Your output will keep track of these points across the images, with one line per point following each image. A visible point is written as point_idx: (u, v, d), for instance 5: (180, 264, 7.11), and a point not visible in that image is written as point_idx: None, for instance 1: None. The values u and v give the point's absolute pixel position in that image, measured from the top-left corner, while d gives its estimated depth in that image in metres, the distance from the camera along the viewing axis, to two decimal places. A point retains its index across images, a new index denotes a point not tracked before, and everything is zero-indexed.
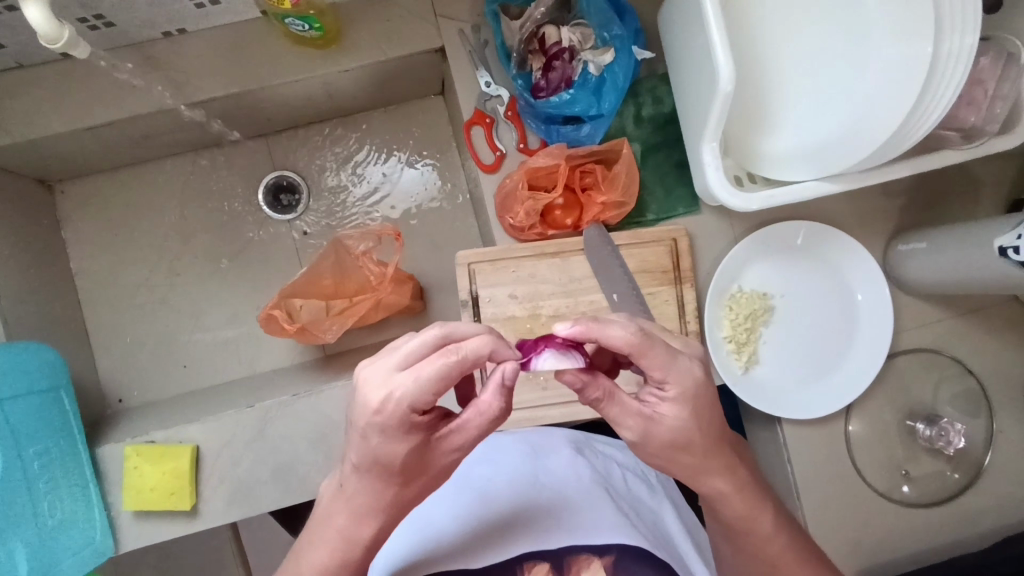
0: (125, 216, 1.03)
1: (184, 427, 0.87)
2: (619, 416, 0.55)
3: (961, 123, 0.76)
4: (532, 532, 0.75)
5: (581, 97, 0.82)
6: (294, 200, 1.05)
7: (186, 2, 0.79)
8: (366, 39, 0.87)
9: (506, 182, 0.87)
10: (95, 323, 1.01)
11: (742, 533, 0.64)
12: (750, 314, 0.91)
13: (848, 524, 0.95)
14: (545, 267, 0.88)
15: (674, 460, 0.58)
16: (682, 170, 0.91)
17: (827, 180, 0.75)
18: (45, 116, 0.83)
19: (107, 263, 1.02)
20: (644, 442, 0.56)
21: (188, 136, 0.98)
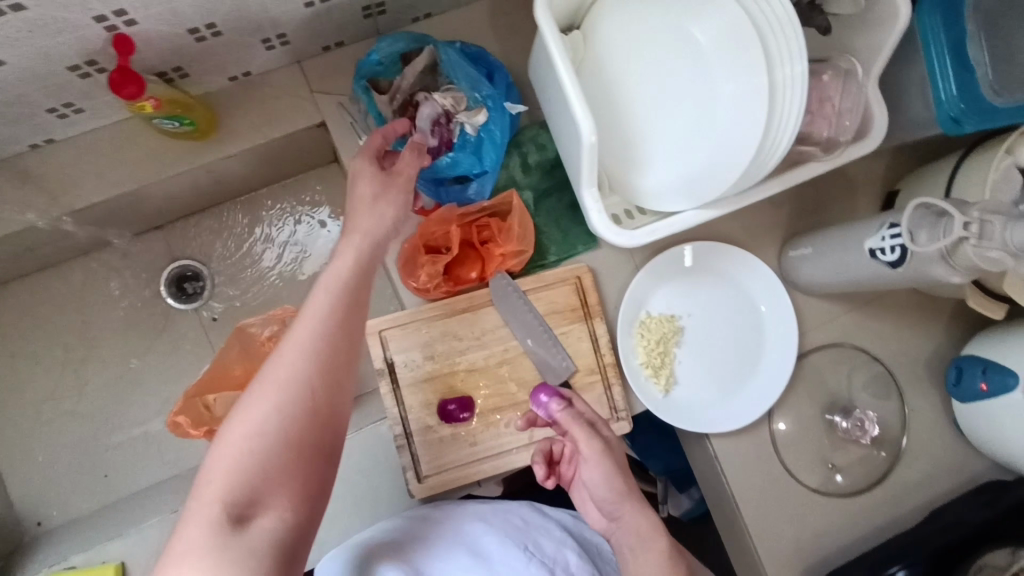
0: (22, 330, 0.99)
1: (104, 545, 0.83)
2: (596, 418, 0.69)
3: (818, 137, 0.81)
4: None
5: (462, 158, 0.84)
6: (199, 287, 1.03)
7: (47, 115, 0.78)
8: (243, 124, 0.88)
9: (404, 247, 0.87)
10: (1, 445, 0.97)
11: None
12: (662, 337, 0.93)
13: (790, 524, 0.98)
14: (456, 323, 0.89)
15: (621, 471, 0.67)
16: (576, 210, 0.93)
17: (705, 207, 0.79)
18: None
19: (8, 380, 0.98)
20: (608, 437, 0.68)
21: (78, 240, 0.95)
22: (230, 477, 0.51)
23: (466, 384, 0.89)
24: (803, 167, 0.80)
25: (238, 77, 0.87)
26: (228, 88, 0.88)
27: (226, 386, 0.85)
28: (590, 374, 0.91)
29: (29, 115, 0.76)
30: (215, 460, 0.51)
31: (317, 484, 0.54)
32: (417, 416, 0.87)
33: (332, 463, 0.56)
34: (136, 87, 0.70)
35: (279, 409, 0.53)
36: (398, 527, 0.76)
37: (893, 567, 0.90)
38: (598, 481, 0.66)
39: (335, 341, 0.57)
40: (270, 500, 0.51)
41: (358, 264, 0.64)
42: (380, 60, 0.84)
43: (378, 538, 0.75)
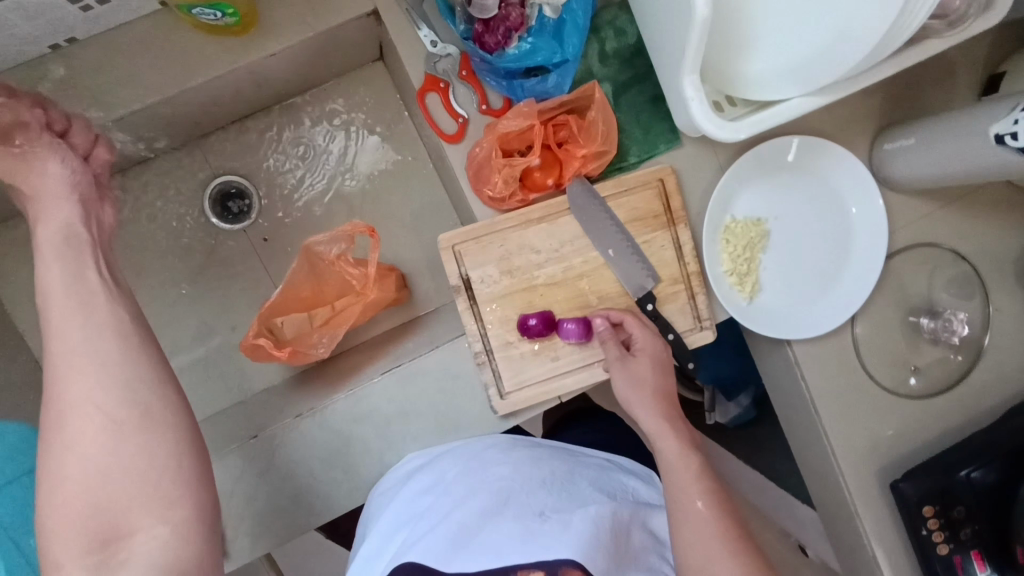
0: None
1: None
2: (646, 347, 0.82)
3: (945, 9, 0.70)
4: (521, 539, 0.70)
5: (542, 45, 0.74)
6: (245, 205, 0.96)
7: (70, 9, 0.67)
8: (286, 15, 0.78)
9: (476, 151, 0.80)
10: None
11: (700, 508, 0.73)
12: (748, 242, 0.89)
13: (864, 425, 0.98)
14: (533, 234, 0.84)
15: (659, 377, 0.81)
16: (658, 104, 0.85)
17: (810, 96, 0.73)
18: None
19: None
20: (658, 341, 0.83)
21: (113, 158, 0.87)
22: (86, 500, 0.57)
23: (545, 298, 0.84)
24: (925, 44, 0.71)
25: None
26: None
27: (294, 308, 0.82)
28: (673, 283, 0.87)
29: (50, 9, 0.66)
30: (59, 492, 0.56)
31: (199, 472, 0.62)
32: (496, 332, 0.83)
33: (200, 461, 0.63)
34: None
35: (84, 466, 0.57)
36: (420, 455, 0.84)
37: (965, 469, 0.90)
38: (631, 391, 0.80)
39: (99, 356, 0.59)
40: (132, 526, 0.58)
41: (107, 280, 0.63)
42: None
43: (403, 471, 0.83)
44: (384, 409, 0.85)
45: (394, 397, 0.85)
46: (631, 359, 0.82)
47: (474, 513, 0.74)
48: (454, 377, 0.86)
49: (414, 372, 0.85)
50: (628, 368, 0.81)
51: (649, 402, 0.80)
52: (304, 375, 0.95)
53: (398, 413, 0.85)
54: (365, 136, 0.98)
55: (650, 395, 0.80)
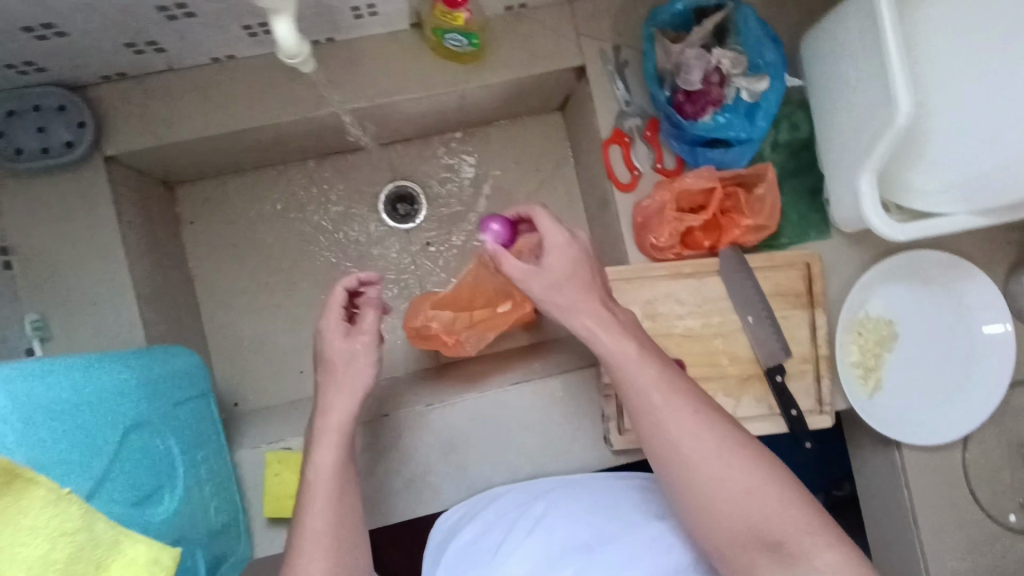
0: (245, 220, 1.02)
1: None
2: (552, 244, 0.72)
3: None
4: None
5: (734, 122, 0.83)
6: (410, 208, 1.05)
7: (348, 13, 0.78)
8: (511, 54, 0.88)
9: (648, 202, 0.88)
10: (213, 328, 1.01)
11: (773, 499, 0.61)
12: (877, 339, 0.93)
13: (963, 550, 0.96)
14: (680, 286, 0.89)
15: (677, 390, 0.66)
16: (816, 196, 0.92)
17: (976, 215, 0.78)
18: (192, 121, 0.82)
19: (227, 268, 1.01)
20: (564, 264, 0.71)
21: (318, 144, 0.98)
22: None
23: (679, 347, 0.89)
24: None
25: (514, 7, 0.87)
26: (501, 16, 0.88)
27: (448, 304, 0.90)
28: (802, 362, 0.90)
29: (335, 11, 0.77)
30: None
31: None
32: None
33: None
34: None
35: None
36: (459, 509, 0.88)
37: None
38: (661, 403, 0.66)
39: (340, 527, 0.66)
40: None
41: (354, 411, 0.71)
42: (675, 12, 0.83)
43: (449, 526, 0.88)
44: (507, 419, 0.89)
45: (519, 411, 0.89)
46: (545, 259, 0.72)
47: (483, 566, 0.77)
48: (577, 404, 0.90)
49: (542, 391, 0.89)
50: (542, 271, 0.71)
51: (689, 418, 0.64)
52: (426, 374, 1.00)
53: (519, 427, 0.89)
54: (531, 171, 1.07)
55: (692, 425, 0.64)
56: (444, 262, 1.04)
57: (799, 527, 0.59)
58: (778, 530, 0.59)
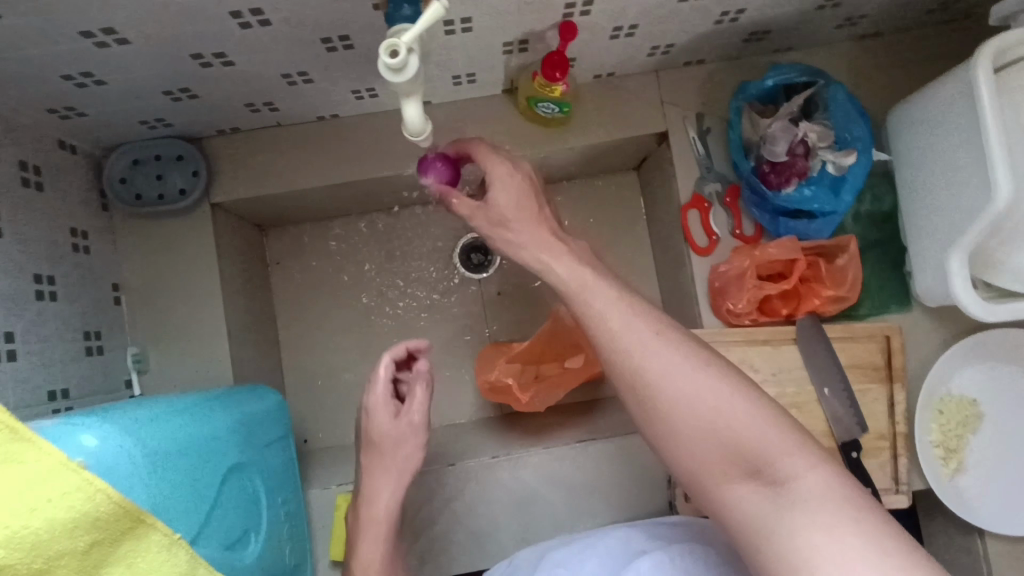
0: (327, 263, 1.06)
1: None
2: (500, 182, 0.69)
3: None
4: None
5: (820, 195, 0.83)
6: (483, 259, 1.08)
7: (449, 81, 0.84)
8: (597, 119, 0.92)
9: (726, 267, 0.88)
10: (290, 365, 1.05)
11: (656, 364, 0.55)
12: (961, 421, 0.89)
13: None
14: (755, 353, 0.88)
15: (643, 337, 0.56)
16: (899, 269, 0.91)
17: None
18: (295, 173, 0.88)
19: (308, 308, 1.06)
20: (513, 201, 0.68)
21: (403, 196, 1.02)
22: None
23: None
24: None
25: (603, 76, 0.91)
26: (590, 84, 0.92)
27: (519, 356, 0.93)
28: (880, 438, 0.88)
29: (438, 78, 0.82)
30: None
31: None
32: None
33: None
34: (560, 72, 0.76)
35: None
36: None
37: None
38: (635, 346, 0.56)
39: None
40: None
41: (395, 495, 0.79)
42: (763, 88, 0.85)
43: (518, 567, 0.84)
44: (574, 477, 0.88)
45: (586, 469, 0.88)
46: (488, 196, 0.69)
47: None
48: (646, 467, 0.89)
49: (610, 451, 0.88)
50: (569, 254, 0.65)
51: (688, 383, 0.54)
52: (492, 422, 1.01)
53: (585, 485, 0.89)
54: (603, 228, 1.09)
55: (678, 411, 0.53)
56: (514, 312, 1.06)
57: (786, 448, 0.51)
58: (754, 444, 0.51)
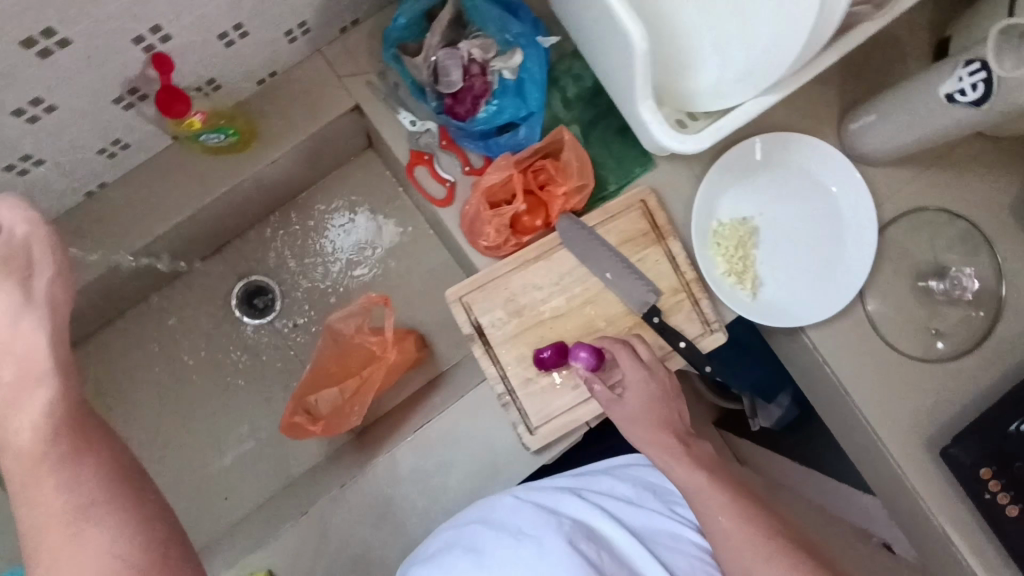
0: (113, 377, 1.02)
1: (252, 556, 0.88)
2: (635, 379, 0.83)
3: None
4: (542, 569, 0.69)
5: (506, 103, 0.83)
6: (268, 300, 1.05)
7: (98, 157, 0.79)
8: (281, 124, 0.88)
9: (467, 208, 0.86)
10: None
11: (658, 387, 0.82)
12: (740, 242, 0.91)
13: (902, 398, 0.95)
14: (534, 272, 0.89)
15: (654, 406, 0.81)
16: (626, 133, 0.91)
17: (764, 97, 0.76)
18: None
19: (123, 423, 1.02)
20: (643, 406, 0.82)
21: (149, 282, 0.98)
22: None
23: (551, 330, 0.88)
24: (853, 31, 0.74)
25: (265, 79, 0.87)
26: (257, 92, 0.88)
27: (323, 382, 0.89)
28: (675, 294, 0.90)
29: (82, 160, 0.79)
30: None
31: None
32: (516, 371, 0.87)
33: None
34: (182, 105, 0.72)
35: None
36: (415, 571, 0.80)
37: (1014, 424, 0.80)
38: (632, 415, 0.81)
39: None
40: None
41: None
42: (406, 24, 0.83)
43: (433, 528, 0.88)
44: (423, 463, 0.91)
45: (432, 450, 0.91)
46: (620, 400, 0.82)
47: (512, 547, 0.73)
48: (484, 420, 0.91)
49: (445, 423, 0.91)
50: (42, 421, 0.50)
51: (659, 428, 0.80)
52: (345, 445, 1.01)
53: (438, 464, 0.91)
54: (372, 216, 1.07)
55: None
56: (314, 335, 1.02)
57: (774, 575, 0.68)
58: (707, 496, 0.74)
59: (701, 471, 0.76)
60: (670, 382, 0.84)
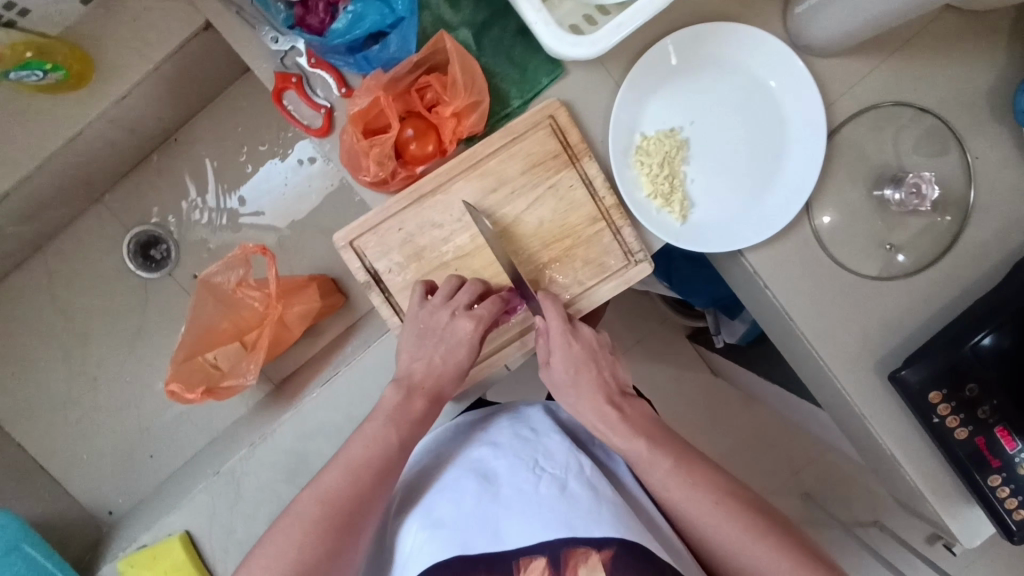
0: (49, 322, 1.15)
1: (167, 519, 0.88)
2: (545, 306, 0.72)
3: None
4: (565, 505, 0.64)
5: (369, 9, 0.73)
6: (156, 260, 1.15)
7: None
8: (124, 52, 0.81)
9: (343, 138, 0.75)
10: (110, 416, 1.16)
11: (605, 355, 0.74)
12: (665, 157, 0.79)
13: (859, 337, 0.79)
14: (428, 210, 0.76)
15: (583, 369, 0.71)
16: (527, 35, 0.78)
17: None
18: None
19: (99, 361, 1.16)
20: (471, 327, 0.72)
21: (49, 222, 1.06)
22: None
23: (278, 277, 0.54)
24: None
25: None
26: (88, 16, 0.78)
27: (221, 340, 0.96)
28: (593, 223, 0.78)
29: None
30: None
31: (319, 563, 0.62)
32: None
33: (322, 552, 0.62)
34: None
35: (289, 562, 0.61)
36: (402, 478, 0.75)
37: (975, 336, 0.69)
38: (565, 380, 0.72)
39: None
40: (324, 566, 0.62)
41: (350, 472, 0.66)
42: None
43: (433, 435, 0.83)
44: (332, 417, 0.87)
45: (341, 405, 0.87)
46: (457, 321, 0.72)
47: (531, 479, 0.68)
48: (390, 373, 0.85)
49: (353, 373, 0.87)
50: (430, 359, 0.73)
51: (594, 389, 0.71)
52: (277, 394, 1.04)
53: (346, 417, 0.87)
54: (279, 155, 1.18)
55: (303, 539, 0.62)
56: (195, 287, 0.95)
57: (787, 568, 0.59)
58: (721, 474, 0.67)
59: (627, 429, 0.69)
60: (595, 340, 0.74)
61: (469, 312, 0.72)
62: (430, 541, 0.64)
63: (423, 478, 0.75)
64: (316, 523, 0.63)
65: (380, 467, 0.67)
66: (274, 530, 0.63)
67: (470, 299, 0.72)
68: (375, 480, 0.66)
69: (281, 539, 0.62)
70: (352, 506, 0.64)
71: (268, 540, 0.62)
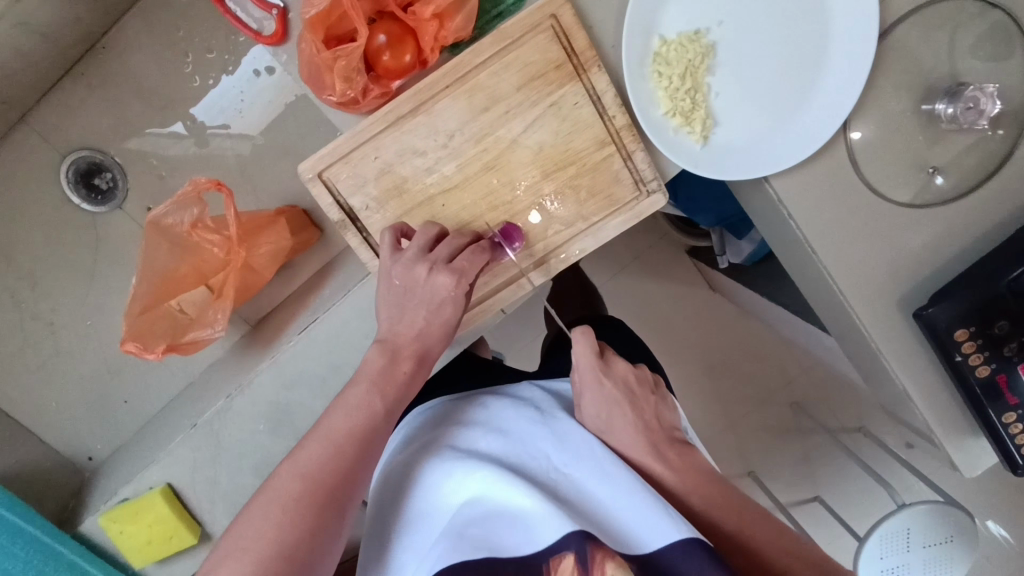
0: None
1: (143, 471, 0.72)
2: (579, 340, 0.65)
3: (1008, 102, 0.69)
4: (583, 513, 0.53)
5: None
6: (114, 181, 0.84)
7: None
8: None
9: None
10: (48, 373, 0.85)
11: (694, 461, 0.63)
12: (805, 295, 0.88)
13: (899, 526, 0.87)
14: None
15: (699, 481, 0.60)
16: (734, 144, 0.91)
17: (866, 160, 0.72)
18: (51, 50, 0.72)
19: (56, 308, 0.85)
20: (599, 412, 0.63)
21: None
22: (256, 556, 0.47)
23: (450, 214, 0.64)
24: (956, 137, 0.71)
25: None
26: None
27: None
28: None
29: None
30: (226, 546, 0.48)
31: (290, 535, 0.48)
32: None
33: (293, 520, 0.49)
34: None
35: (259, 533, 0.48)
36: (401, 463, 0.64)
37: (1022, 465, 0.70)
38: (604, 425, 0.62)
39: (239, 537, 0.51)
40: (297, 543, 0.48)
41: (348, 432, 0.54)
42: None
43: (426, 417, 0.71)
44: (313, 365, 0.71)
45: (321, 352, 0.70)
46: (606, 366, 0.65)
47: (546, 480, 0.56)
48: (375, 328, 0.70)
49: (332, 321, 0.69)
50: (421, 311, 0.60)
51: (633, 431, 0.62)
52: (251, 336, 0.80)
53: (329, 368, 0.71)
54: None
55: (279, 520, 0.49)
56: (284, 162, 0.86)
57: None
58: (815, 552, 0.55)
59: (676, 480, 0.60)
60: (633, 376, 0.66)
61: (596, 376, 0.64)
62: (447, 540, 0.52)
63: (408, 478, 0.61)
64: (296, 502, 0.50)
65: (364, 442, 0.54)
66: (249, 506, 0.50)
67: (451, 253, 0.60)
68: (362, 455, 0.54)
69: (259, 518, 0.49)
70: (338, 481, 0.52)
71: (250, 509, 0.50)
